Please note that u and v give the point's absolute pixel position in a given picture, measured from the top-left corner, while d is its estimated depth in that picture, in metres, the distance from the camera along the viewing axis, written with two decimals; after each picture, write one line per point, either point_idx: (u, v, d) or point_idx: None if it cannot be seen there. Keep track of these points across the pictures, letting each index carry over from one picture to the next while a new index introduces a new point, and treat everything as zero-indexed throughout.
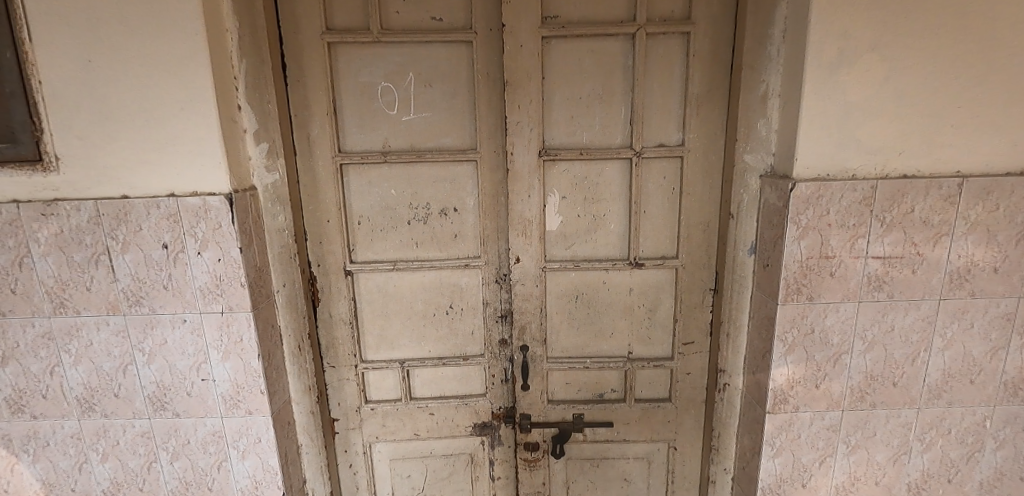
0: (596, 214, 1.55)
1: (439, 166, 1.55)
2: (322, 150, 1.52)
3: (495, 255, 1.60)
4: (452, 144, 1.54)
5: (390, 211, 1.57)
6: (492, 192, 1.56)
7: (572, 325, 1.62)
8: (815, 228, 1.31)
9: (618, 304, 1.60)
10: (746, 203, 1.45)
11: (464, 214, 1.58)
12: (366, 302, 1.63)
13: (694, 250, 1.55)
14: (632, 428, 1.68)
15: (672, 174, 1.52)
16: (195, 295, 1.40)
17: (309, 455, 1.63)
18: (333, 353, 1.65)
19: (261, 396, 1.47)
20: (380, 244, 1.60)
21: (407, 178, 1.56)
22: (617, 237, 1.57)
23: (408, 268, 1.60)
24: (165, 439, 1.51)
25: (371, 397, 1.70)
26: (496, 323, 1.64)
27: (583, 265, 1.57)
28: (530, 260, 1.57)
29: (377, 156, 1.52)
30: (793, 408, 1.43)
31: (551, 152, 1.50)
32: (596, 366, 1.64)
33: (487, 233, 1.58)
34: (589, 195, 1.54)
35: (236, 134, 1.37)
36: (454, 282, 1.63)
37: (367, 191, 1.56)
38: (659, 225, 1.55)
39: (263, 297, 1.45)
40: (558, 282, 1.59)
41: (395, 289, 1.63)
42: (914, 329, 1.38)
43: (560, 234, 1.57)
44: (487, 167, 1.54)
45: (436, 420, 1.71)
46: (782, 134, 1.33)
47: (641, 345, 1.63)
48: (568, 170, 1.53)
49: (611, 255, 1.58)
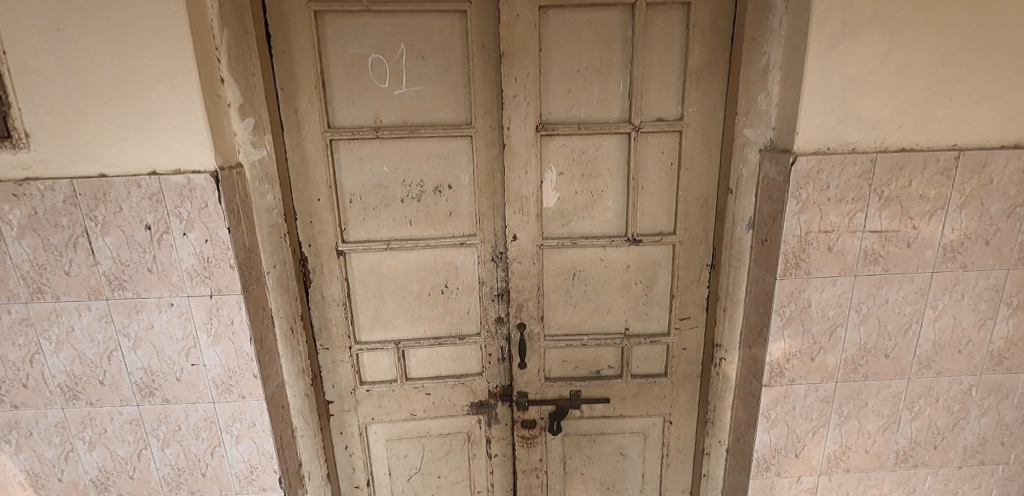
0: (594, 190, 1.53)
1: (433, 142, 1.51)
2: (311, 125, 1.46)
3: (491, 233, 1.57)
4: (446, 119, 1.49)
5: (383, 188, 1.53)
6: (488, 168, 1.52)
7: (570, 303, 1.61)
8: (814, 202, 1.31)
9: (615, 280, 1.60)
10: (745, 177, 1.44)
11: (459, 191, 1.55)
12: (359, 282, 1.59)
13: (691, 226, 1.54)
14: (629, 404, 1.69)
15: (670, 149, 1.50)
16: (182, 278, 1.35)
17: (304, 438, 1.61)
18: (326, 335, 1.61)
19: (255, 380, 1.43)
20: (372, 223, 1.55)
21: (401, 154, 1.51)
22: (615, 213, 1.55)
23: (402, 247, 1.56)
24: (155, 426, 1.47)
25: (365, 379, 1.68)
26: (493, 301, 1.63)
27: (581, 243, 1.55)
28: (527, 238, 1.54)
29: (369, 132, 1.47)
30: (788, 381, 1.45)
31: (549, 127, 1.47)
32: (593, 343, 1.63)
33: (483, 211, 1.55)
34: (586, 171, 1.52)
35: (220, 108, 1.31)
36: (450, 261, 1.60)
37: (359, 168, 1.51)
38: (657, 201, 1.54)
39: (253, 279, 1.41)
40: (555, 260, 1.58)
41: (389, 269, 1.59)
42: (907, 301, 1.40)
43: (557, 211, 1.54)
44: (483, 143, 1.51)
45: (433, 400, 1.70)
46: (783, 108, 1.32)
47: (638, 321, 1.63)
48: (566, 145, 1.50)
49: (609, 232, 1.56)
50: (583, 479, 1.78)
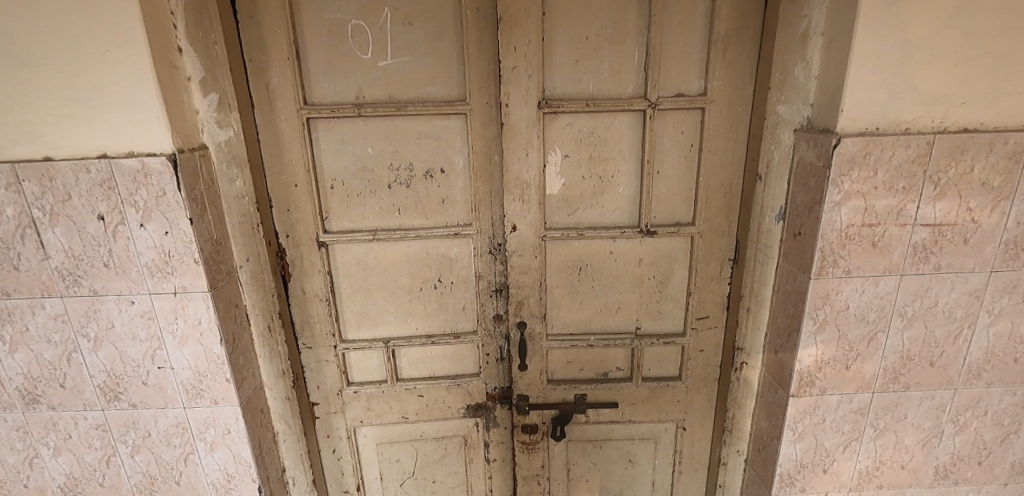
0: (604, 175, 1.36)
1: (424, 121, 1.34)
2: (285, 102, 1.30)
3: (489, 222, 1.41)
4: (437, 95, 1.33)
5: (368, 173, 1.37)
6: (485, 150, 1.36)
7: (575, 300, 1.46)
8: (858, 192, 1.13)
9: (625, 275, 1.44)
10: (777, 161, 1.26)
11: (452, 176, 1.39)
12: (344, 276, 1.45)
13: (713, 216, 1.37)
14: (639, 409, 1.55)
15: (691, 129, 1.32)
16: (142, 274, 1.21)
17: (287, 443, 1.49)
18: (308, 334, 1.47)
19: (227, 384, 1.31)
20: (357, 211, 1.40)
21: (387, 134, 1.35)
22: (627, 201, 1.38)
23: (390, 238, 1.41)
24: (123, 432, 1.35)
25: (353, 380, 1.55)
26: (491, 298, 1.48)
27: (588, 234, 1.39)
28: (528, 229, 1.38)
29: (352, 110, 1.31)
30: (819, 391, 1.29)
31: (553, 103, 1.30)
32: (601, 344, 1.48)
33: (480, 198, 1.39)
34: (595, 153, 1.35)
35: (177, 82, 1.15)
36: (443, 253, 1.45)
37: (340, 150, 1.35)
38: (674, 188, 1.37)
39: (222, 275, 1.27)
40: (560, 253, 1.42)
41: (376, 261, 1.44)
42: (959, 304, 1.23)
43: (562, 198, 1.38)
44: (479, 122, 1.34)
45: (426, 402, 1.57)
46: (824, 82, 1.13)
47: (651, 320, 1.48)
48: (572, 124, 1.32)
49: (620, 222, 1.40)
50: (588, 487, 1.65)
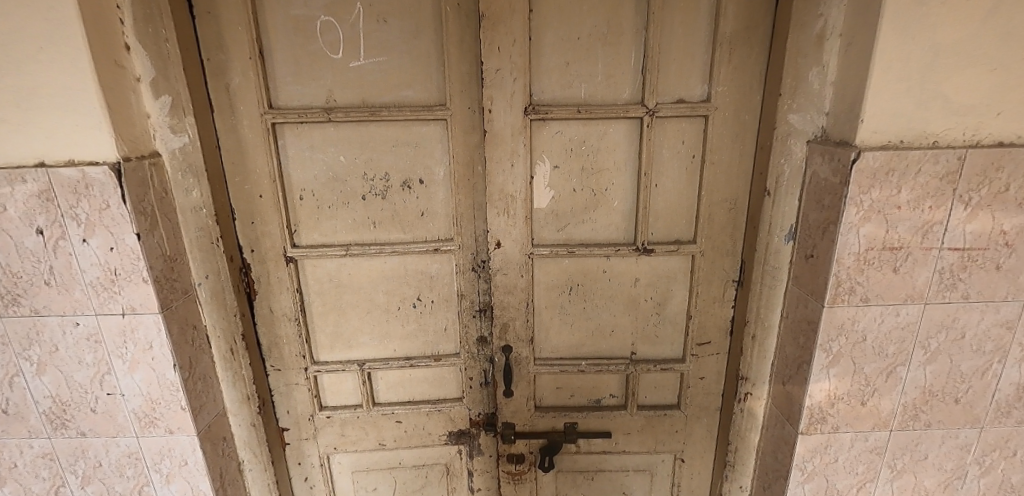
0: (597, 188, 1.25)
1: (400, 127, 1.23)
2: (248, 106, 1.19)
3: (472, 237, 1.30)
4: (415, 98, 1.22)
5: (339, 183, 1.26)
6: (467, 160, 1.25)
7: (565, 322, 1.34)
8: (879, 212, 1.01)
9: (620, 296, 1.32)
10: (788, 175, 1.13)
11: (432, 187, 1.27)
12: (315, 294, 1.34)
13: (716, 233, 1.25)
14: (634, 440, 1.43)
15: (693, 138, 1.21)
16: (87, 293, 1.11)
17: (253, 473, 1.37)
18: (276, 355, 1.37)
19: (183, 413, 1.20)
20: (328, 224, 1.29)
21: (360, 141, 1.24)
22: (622, 216, 1.27)
23: (364, 254, 1.30)
24: (72, 461, 1.25)
25: (326, 404, 1.43)
26: (474, 318, 1.36)
27: (579, 252, 1.27)
28: (514, 245, 1.27)
29: (321, 115, 1.20)
30: (831, 428, 1.17)
31: (541, 109, 1.18)
32: (593, 369, 1.37)
33: (461, 211, 1.28)
34: (587, 163, 1.23)
35: (124, 82, 1.04)
36: (422, 270, 1.33)
37: (309, 158, 1.24)
38: (674, 203, 1.25)
39: (177, 294, 1.16)
40: (548, 272, 1.30)
41: (350, 278, 1.33)
42: (988, 336, 1.10)
43: (551, 212, 1.26)
44: (460, 129, 1.23)
45: (405, 428, 1.45)
46: (841, 88, 1.01)
47: (647, 344, 1.36)
48: (562, 132, 1.21)
49: (615, 239, 1.28)
50: None
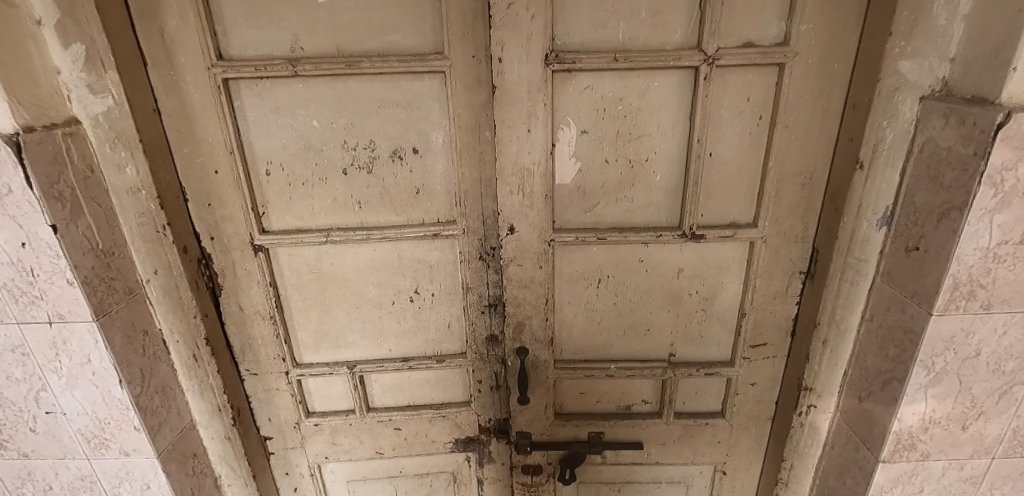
0: (634, 158, 0.99)
1: (388, 84, 0.98)
2: (192, 57, 0.94)
3: (479, 219, 1.06)
4: (404, 45, 0.95)
5: (314, 153, 1.02)
6: (472, 123, 0.99)
7: (592, 320, 1.12)
8: (1020, 195, 0.76)
9: (659, 290, 1.09)
10: (889, 144, 0.87)
11: (429, 158, 1.03)
12: (291, 287, 1.12)
13: (784, 214, 1.00)
14: (670, 451, 1.23)
15: (760, 94, 0.94)
16: (2, 298, 0.89)
17: (232, 489, 1.19)
18: (251, 358, 1.16)
19: (138, 434, 1.00)
20: (303, 204, 1.05)
21: (337, 102, 0.99)
22: (666, 194, 1.02)
23: (348, 240, 1.07)
24: (17, 486, 1.06)
25: (314, 409, 1.24)
26: (483, 314, 1.14)
27: (611, 238, 1.03)
28: (531, 230, 1.02)
29: (287, 68, 0.95)
30: (920, 456, 0.96)
31: (567, 57, 0.91)
32: (624, 374, 1.15)
33: (466, 188, 1.04)
34: (624, 128, 0.97)
35: (18, 27, 0.80)
36: (420, 258, 1.11)
37: (275, 123, 1.00)
38: (732, 177, 1.00)
39: (117, 295, 0.94)
40: (572, 261, 1.07)
41: (332, 269, 1.11)
42: None
43: (577, 189, 1.01)
44: (463, 84, 0.97)
45: (405, 436, 1.26)
46: (981, 24, 0.74)
47: (689, 345, 1.14)
48: (593, 87, 0.95)
49: (655, 222, 1.04)
50: None
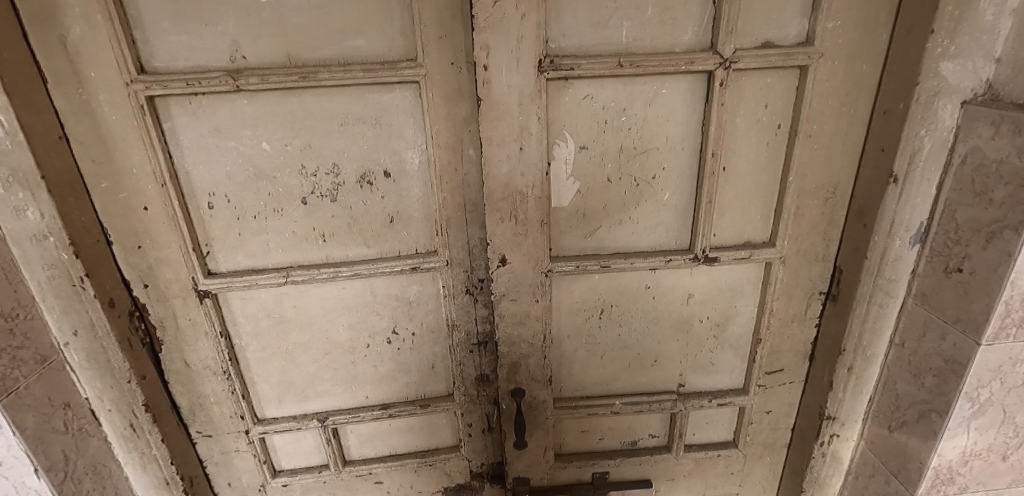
0: (640, 175, 0.87)
1: (352, 97, 0.83)
2: (106, 71, 0.76)
3: (464, 249, 0.92)
4: (369, 52, 0.81)
5: (267, 181, 0.86)
6: (453, 141, 0.86)
7: (594, 354, 1.00)
8: None
9: (668, 317, 0.98)
10: (928, 155, 0.78)
11: (403, 181, 0.89)
12: (247, 335, 0.96)
13: (804, 231, 0.90)
14: (680, 486, 1.13)
15: (779, 100, 0.83)
16: None
17: None
18: (202, 419, 0.99)
19: None
20: (256, 240, 0.90)
21: (292, 120, 0.84)
22: (675, 213, 0.90)
23: (312, 279, 0.92)
24: None
25: (280, 467, 1.08)
26: (471, 353, 1.01)
27: (615, 265, 0.91)
28: (526, 260, 0.89)
29: (227, 81, 0.79)
30: (958, 489, 0.88)
31: (563, 63, 0.79)
32: (631, 410, 1.04)
33: (448, 214, 0.90)
34: (628, 141, 0.85)
35: None
36: (397, 294, 0.96)
37: (217, 147, 0.84)
38: (746, 192, 0.89)
39: (28, 366, 0.79)
40: (572, 291, 0.94)
41: (294, 311, 0.95)
42: None
43: (576, 212, 0.89)
44: (441, 96, 0.83)
45: (387, 489, 1.12)
46: None
47: (700, 374, 1.03)
48: (592, 97, 0.82)
49: (663, 244, 0.92)
50: None
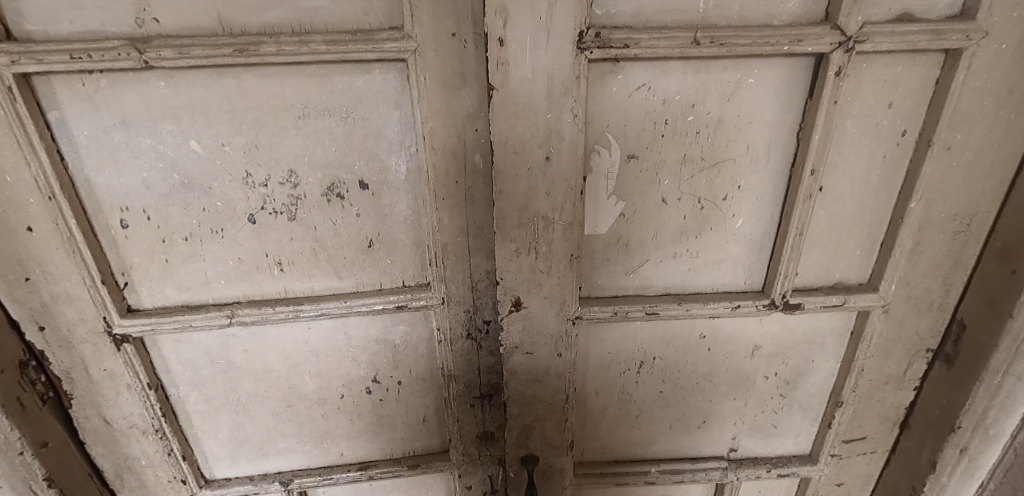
0: (706, 195, 0.64)
1: (312, 80, 0.60)
2: None
3: (465, 284, 0.70)
4: (336, 16, 0.57)
5: (199, 192, 0.64)
6: (452, 144, 0.62)
7: (628, 414, 0.79)
8: None
9: (725, 372, 0.76)
10: None
11: (385, 195, 0.66)
12: (184, 384, 0.74)
13: (920, 273, 0.68)
14: None
15: (909, 97, 0.60)
16: None
17: None
18: (132, 484, 0.78)
19: None
20: (190, 268, 0.68)
21: (230, 109, 0.60)
22: (748, 246, 0.68)
23: (265, 320, 0.70)
24: None
25: None
26: (472, 409, 0.79)
27: (665, 312, 0.69)
28: (547, 305, 0.67)
29: (131, 55, 0.55)
30: None
31: (614, 39, 0.55)
32: (670, 480, 0.83)
33: (445, 241, 0.67)
34: (694, 150, 0.62)
35: None
36: (378, 336, 0.75)
37: (130, 146, 0.61)
38: (847, 220, 0.66)
39: None
40: (605, 340, 0.73)
41: (245, 356, 0.74)
42: None
43: (616, 242, 0.66)
44: (437, 81, 0.59)
45: None
46: None
47: (759, 438, 0.82)
48: (650, 87, 0.59)
49: (728, 284, 0.70)
50: None
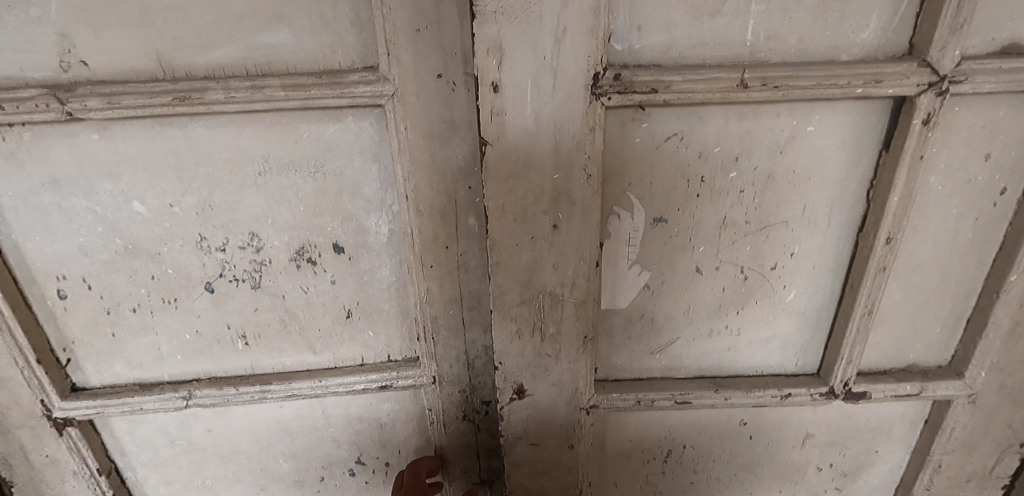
0: (750, 264, 0.53)
1: (272, 131, 0.50)
2: None
3: (459, 362, 0.59)
4: (298, 55, 0.47)
5: (146, 259, 0.54)
6: (440, 204, 0.52)
7: None
8: None
9: (769, 463, 0.64)
10: None
11: (363, 260, 0.56)
12: (142, 467, 0.65)
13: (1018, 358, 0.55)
14: None
15: (1012, 148, 0.47)
16: None
17: None
18: None
19: None
20: (141, 343, 0.58)
21: (176, 164, 0.51)
22: (801, 321, 0.56)
23: (227, 402, 0.60)
24: None
25: None
26: None
27: (699, 401, 0.57)
28: (556, 392, 0.56)
29: (53, 106, 0.46)
30: None
31: (638, 81, 0.44)
32: None
33: (434, 314, 0.56)
34: (736, 211, 0.50)
35: None
36: (360, 415, 0.64)
37: (62, 208, 0.52)
38: (926, 293, 0.54)
39: None
40: (625, 427, 0.61)
41: (209, 437, 0.64)
42: None
43: (639, 318, 0.55)
44: (421, 131, 0.49)
45: None
46: None
47: None
48: (683, 137, 0.47)
49: (775, 366, 0.58)
50: None
